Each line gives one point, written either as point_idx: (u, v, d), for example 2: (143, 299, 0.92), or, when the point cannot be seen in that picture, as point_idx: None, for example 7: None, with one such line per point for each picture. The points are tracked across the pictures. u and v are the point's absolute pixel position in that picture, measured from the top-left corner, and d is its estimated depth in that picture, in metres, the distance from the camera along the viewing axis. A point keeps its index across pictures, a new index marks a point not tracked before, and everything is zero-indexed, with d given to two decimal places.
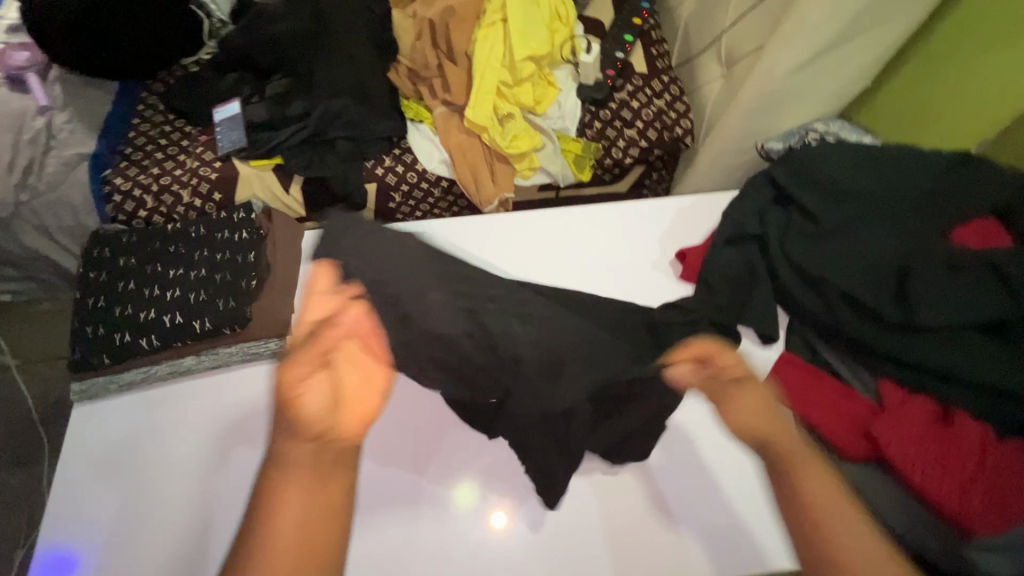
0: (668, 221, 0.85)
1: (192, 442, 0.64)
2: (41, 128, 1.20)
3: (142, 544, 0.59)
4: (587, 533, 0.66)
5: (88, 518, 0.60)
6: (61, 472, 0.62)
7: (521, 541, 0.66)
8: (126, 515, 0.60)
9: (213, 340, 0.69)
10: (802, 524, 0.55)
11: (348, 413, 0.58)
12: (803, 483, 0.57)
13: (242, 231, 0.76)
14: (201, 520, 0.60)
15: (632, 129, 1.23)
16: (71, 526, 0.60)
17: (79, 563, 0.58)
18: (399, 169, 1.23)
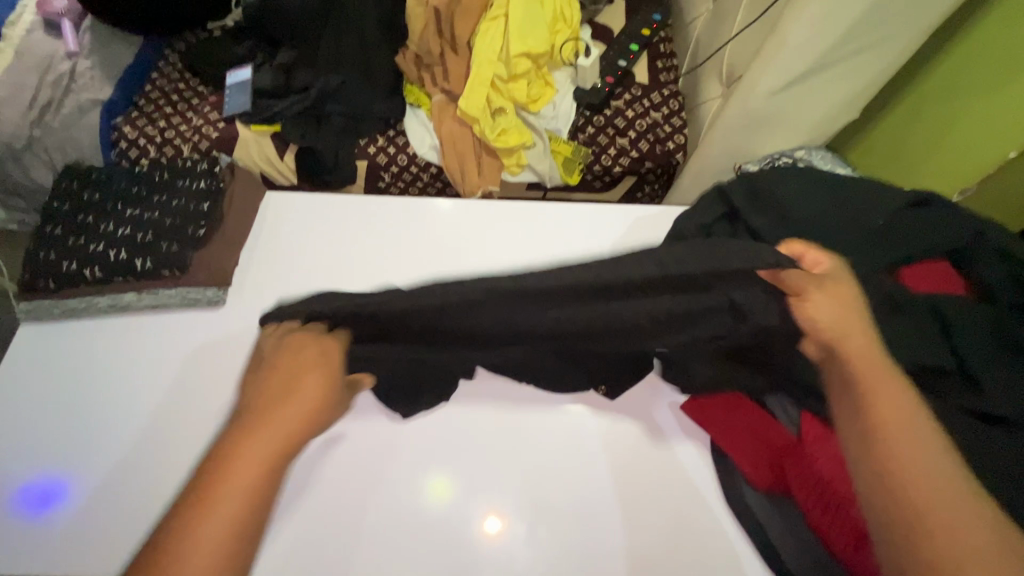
0: (624, 227, 0.84)
1: (144, 382, 0.70)
2: (66, 71, 1.29)
3: (98, 477, 0.65)
4: (573, 539, 0.67)
5: (56, 454, 0.66)
6: (19, 401, 0.70)
7: (511, 544, 0.66)
8: (83, 448, 0.67)
9: (156, 280, 0.73)
10: (867, 435, 0.49)
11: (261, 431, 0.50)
12: (874, 398, 0.50)
13: (202, 182, 0.80)
14: (148, 458, 0.66)
15: (624, 138, 1.23)
16: (38, 458, 0.66)
17: (27, 483, 0.65)
18: (391, 150, 1.27)
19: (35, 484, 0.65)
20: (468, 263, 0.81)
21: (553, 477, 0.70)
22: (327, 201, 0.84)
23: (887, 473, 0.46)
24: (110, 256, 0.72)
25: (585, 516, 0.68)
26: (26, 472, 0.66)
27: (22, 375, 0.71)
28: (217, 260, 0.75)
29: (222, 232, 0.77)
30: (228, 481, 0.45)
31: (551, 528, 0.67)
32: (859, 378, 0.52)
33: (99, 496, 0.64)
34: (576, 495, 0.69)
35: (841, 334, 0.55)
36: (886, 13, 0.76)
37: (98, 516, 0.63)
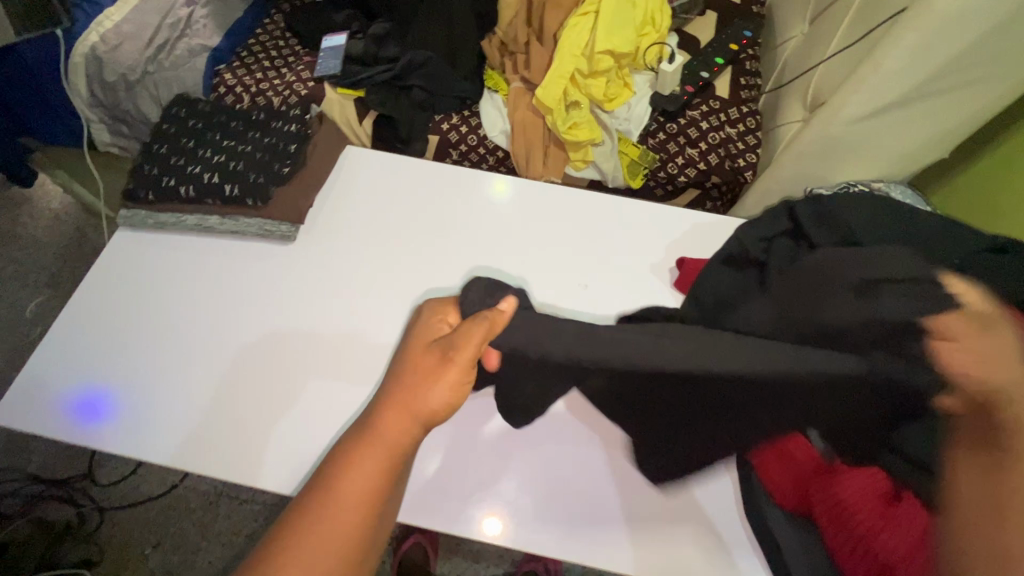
0: (681, 231, 0.84)
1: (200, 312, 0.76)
2: (184, 17, 1.40)
3: (148, 389, 0.71)
4: (585, 532, 0.68)
5: (119, 355, 0.74)
6: (95, 299, 0.78)
7: (513, 538, 0.68)
8: (139, 362, 0.73)
9: (240, 208, 0.80)
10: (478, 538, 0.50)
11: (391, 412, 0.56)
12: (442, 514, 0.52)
13: (292, 125, 0.85)
14: (208, 373, 0.72)
15: (694, 150, 1.22)
16: (96, 369, 0.73)
17: (91, 371, 0.73)
18: (463, 129, 1.31)
19: (87, 393, 0.72)
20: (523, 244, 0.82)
21: (553, 470, 0.71)
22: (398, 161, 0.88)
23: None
24: (204, 178, 0.79)
25: (583, 513, 0.69)
26: (86, 377, 0.73)
27: (104, 284, 0.78)
28: (292, 201, 0.80)
29: (303, 174, 0.83)
30: (344, 479, 0.54)
31: (550, 516, 0.69)
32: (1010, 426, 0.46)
33: (145, 408, 0.70)
34: (565, 493, 0.70)
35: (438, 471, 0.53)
36: (993, 52, 0.74)
37: (143, 426, 0.69)
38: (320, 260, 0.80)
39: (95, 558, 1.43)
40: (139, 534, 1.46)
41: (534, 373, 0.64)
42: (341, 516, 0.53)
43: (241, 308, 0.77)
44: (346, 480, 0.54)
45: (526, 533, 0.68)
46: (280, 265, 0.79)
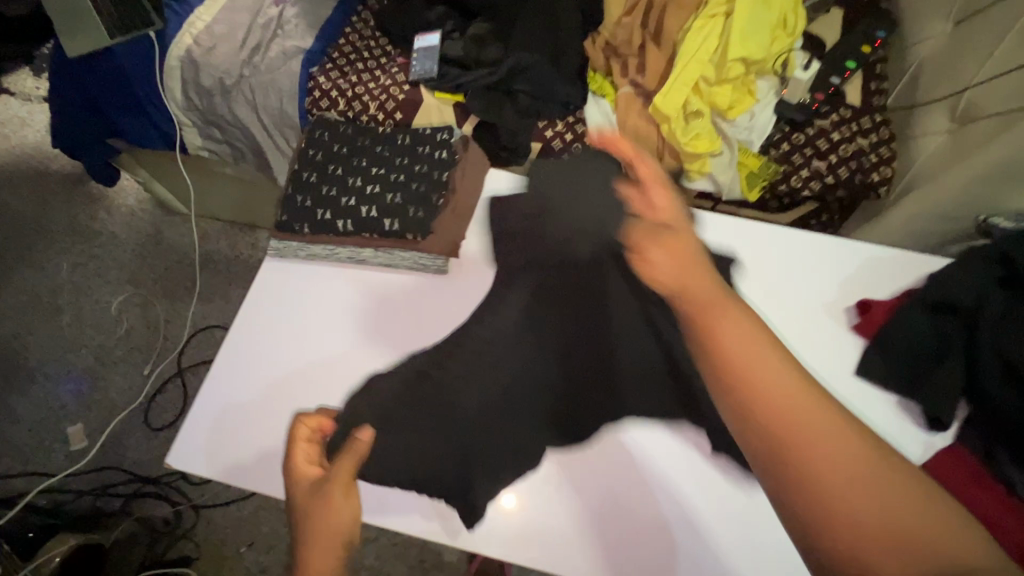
0: (856, 266, 0.79)
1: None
2: (275, 17, 1.36)
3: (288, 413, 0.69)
4: (626, 550, 0.62)
5: (265, 385, 0.71)
6: (247, 323, 0.75)
7: (527, 522, 0.63)
8: (279, 382, 0.71)
9: (399, 242, 0.78)
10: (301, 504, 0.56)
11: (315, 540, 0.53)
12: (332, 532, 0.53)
13: (441, 151, 0.82)
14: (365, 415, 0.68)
15: (822, 162, 1.15)
16: (229, 378, 0.72)
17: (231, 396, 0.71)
18: (568, 137, 1.26)
19: (213, 399, 0.71)
20: None
21: (644, 497, 0.64)
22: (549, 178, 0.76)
23: None
24: (362, 212, 0.77)
25: (644, 550, 0.62)
26: (220, 377, 0.72)
27: (261, 310, 0.75)
28: (449, 233, 0.78)
29: (458, 205, 0.81)
30: None
31: (600, 552, 0.62)
32: (735, 366, 0.47)
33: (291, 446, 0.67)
34: (636, 527, 0.63)
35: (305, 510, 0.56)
36: None
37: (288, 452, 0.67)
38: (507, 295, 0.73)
39: (192, 556, 1.45)
40: (231, 533, 1.47)
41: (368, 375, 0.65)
42: None
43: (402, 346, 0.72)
44: (314, 522, 0.54)
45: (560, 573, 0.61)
46: (448, 298, 0.74)
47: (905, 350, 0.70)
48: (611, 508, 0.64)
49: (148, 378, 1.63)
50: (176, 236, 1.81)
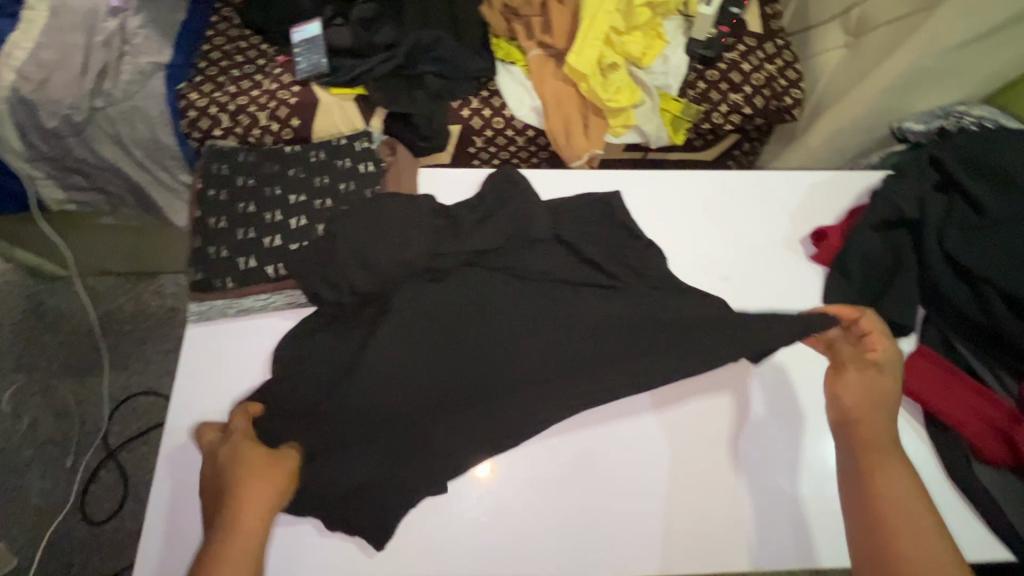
0: (802, 196, 0.80)
1: (304, 402, 0.64)
2: (116, 31, 1.11)
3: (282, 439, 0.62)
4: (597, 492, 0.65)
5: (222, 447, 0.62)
6: (184, 380, 0.64)
7: (502, 488, 0.64)
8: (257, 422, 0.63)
9: (336, 285, 0.64)
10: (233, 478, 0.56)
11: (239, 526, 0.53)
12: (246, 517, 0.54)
13: (364, 162, 0.71)
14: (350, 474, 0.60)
15: (738, 94, 1.16)
16: (201, 428, 0.63)
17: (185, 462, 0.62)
18: (487, 112, 1.19)
19: (187, 454, 0.62)
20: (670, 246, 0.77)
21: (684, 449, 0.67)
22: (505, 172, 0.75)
23: None
24: (288, 248, 0.66)
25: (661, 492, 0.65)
26: (186, 430, 0.63)
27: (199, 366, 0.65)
28: (383, 256, 0.64)
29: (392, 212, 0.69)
30: None
31: (560, 509, 0.64)
32: (894, 514, 0.55)
33: (302, 471, 0.60)
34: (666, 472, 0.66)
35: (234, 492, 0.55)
36: None
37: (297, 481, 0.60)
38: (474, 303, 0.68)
39: None
40: None
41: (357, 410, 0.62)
42: None
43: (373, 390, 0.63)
44: (241, 492, 0.55)
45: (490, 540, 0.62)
46: (410, 325, 0.65)
47: (866, 270, 0.72)
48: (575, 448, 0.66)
49: (72, 470, 1.41)
50: (61, 302, 1.54)
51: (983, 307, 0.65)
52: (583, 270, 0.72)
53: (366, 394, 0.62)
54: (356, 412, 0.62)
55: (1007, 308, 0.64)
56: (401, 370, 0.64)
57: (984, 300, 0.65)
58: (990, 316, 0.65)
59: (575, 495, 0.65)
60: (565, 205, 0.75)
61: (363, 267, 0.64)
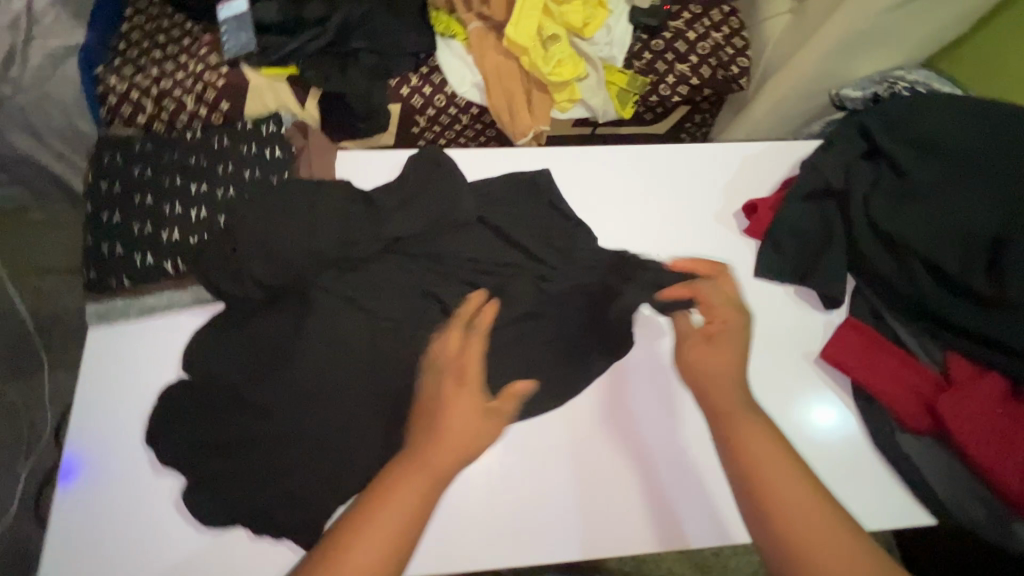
0: (734, 168, 0.78)
1: (210, 407, 0.60)
2: (22, 12, 1.03)
3: (188, 444, 0.58)
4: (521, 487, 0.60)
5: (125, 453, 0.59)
6: (88, 383, 0.61)
7: (498, 474, 0.60)
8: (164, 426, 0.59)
9: (243, 278, 0.61)
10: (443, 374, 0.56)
11: (445, 441, 0.50)
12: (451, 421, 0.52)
13: (273, 147, 0.67)
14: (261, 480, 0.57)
15: (685, 65, 1.13)
16: (101, 431, 0.60)
17: (87, 471, 0.58)
18: (427, 90, 1.14)
19: (89, 458, 0.58)
20: (603, 224, 0.75)
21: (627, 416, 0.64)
22: (429, 152, 0.71)
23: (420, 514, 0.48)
24: (189, 241, 0.63)
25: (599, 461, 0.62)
26: (86, 436, 0.59)
27: (100, 370, 0.61)
28: (297, 244, 0.62)
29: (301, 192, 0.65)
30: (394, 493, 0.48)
31: (495, 496, 0.60)
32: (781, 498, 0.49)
33: (213, 477, 0.57)
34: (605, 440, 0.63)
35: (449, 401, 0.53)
36: None
37: (207, 486, 0.57)
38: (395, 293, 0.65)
39: None
40: None
41: (271, 410, 0.59)
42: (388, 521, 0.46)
43: (288, 388, 0.60)
44: (441, 408, 0.53)
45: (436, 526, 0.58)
46: (331, 317, 0.62)
47: (794, 241, 0.71)
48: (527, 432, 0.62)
49: None
50: None
51: (907, 276, 0.65)
52: (514, 253, 0.69)
53: (280, 391, 0.60)
54: (270, 410, 0.59)
55: (927, 273, 0.64)
56: (317, 366, 0.61)
57: (908, 268, 0.65)
58: (913, 283, 0.65)
59: (515, 483, 0.60)
60: (492, 185, 0.72)
61: (273, 260, 0.61)
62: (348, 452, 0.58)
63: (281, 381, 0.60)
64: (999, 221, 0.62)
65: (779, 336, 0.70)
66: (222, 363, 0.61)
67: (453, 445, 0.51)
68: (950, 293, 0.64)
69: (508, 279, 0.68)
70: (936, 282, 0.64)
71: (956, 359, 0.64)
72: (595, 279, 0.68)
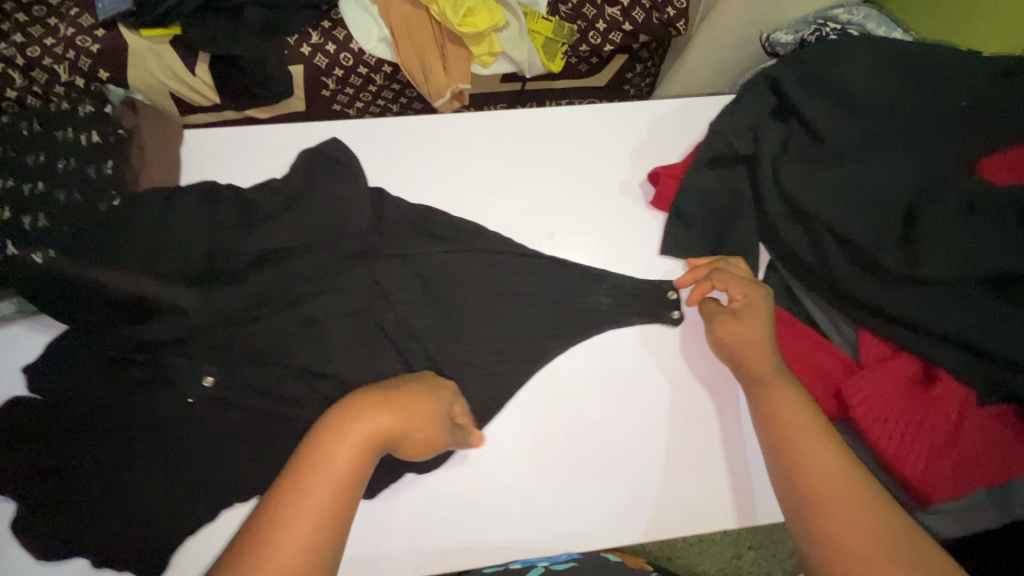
0: (642, 131, 0.70)
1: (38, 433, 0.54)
2: None
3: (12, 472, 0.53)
4: (579, 490, 0.58)
5: None
6: None
7: (598, 474, 0.59)
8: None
9: (55, 285, 0.54)
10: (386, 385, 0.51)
11: (400, 413, 0.48)
12: (375, 420, 0.47)
13: (91, 133, 0.58)
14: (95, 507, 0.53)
15: (615, 8, 1.02)
16: None
17: None
18: (330, 48, 1.02)
19: None
20: (496, 200, 0.67)
21: (674, 407, 0.61)
22: (330, 149, 0.64)
23: (285, 513, 0.40)
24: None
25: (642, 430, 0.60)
26: None
27: None
28: (135, 240, 0.56)
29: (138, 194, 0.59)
30: (296, 504, 0.41)
31: (560, 502, 0.58)
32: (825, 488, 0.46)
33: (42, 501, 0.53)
34: (639, 441, 0.60)
35: (379, 406, 0.48)
36: None
37: (41, 517, 0.53)
38: (253, 290, 0.59)
39: None
40: None
41: (116, 428, 0.55)
42: (296, 533, 0.40)
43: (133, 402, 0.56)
44: (374, 389, 0.51)
45: (455, 505, 0.58)
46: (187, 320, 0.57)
47: (706, 215, 0.64)
48: (579, 441, 0.60)
49: None
50: None
51: (817, 250, 0.59)
52: (402, 237, 0.64)
53: (132, 407, 0.55)
54: (125, 430, 0.55)
55: (836, 248, 0.59)
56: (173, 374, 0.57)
57: (818, 242, 0.59)
58: (823, 258, 0.59)
59: (575, 486, 0.59)
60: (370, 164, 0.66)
61: (108, 261, 0.55)
62: (212, 463, 0.55)
63: (131, 385, 0.56)
64: (909, 187, 0.57)
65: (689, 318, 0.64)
66: (51, 384, 0.55)
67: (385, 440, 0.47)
68: (863, 271, 0.58)
69: (393, 268, 0.63)
70: (846, 257, 0.58)
71: (866, 337, 0.59)
72: (484, 264, 0.64)
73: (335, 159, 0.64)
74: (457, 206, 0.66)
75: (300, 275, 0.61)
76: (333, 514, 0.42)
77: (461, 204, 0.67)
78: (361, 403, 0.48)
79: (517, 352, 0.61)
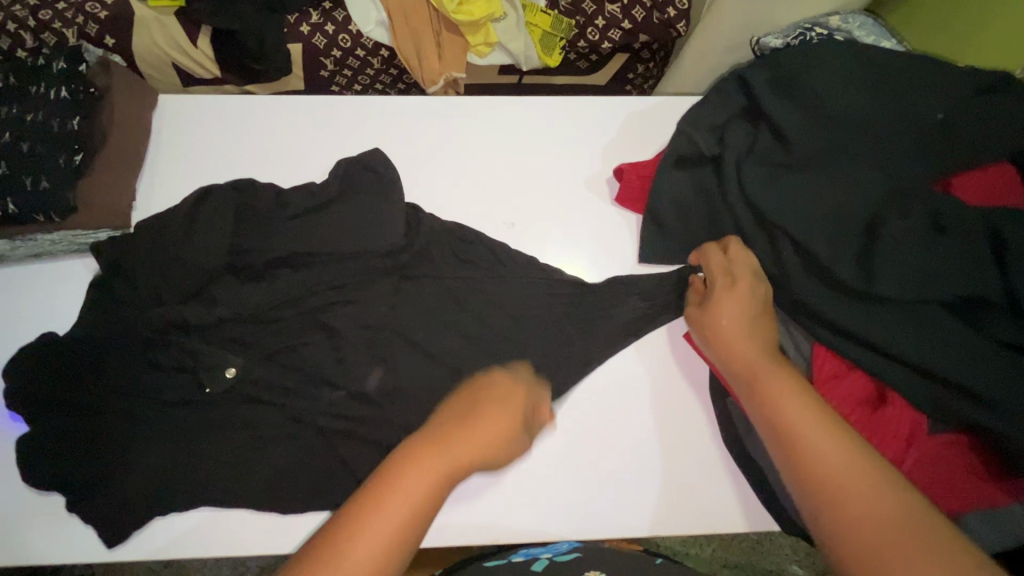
0: (614, 127, 0.69)
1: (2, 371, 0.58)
2: None
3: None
4: (591, 487, 0.57)
5: None
6: None
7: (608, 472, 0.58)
8: None
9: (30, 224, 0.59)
10: (472, 395, 0.52)
11: (483, 424, 0.48)
12: (472, 431, 0.48)
13: (62, 89, 0.60)
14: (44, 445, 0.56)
15: (615, 5, 1.01)
16: None
17: None
18: (329, 29, 1.02)
19: None
20: (462, 186, 0.67)
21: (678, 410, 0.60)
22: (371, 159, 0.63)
23: (382, 500, 0.42)
24: None
25: (667, 436, 0.59)
26: None
27: None
28: None
29: (105, 153, 0.62)
30: (393, 493, 0.42)
31: (565, 502, 0.56)
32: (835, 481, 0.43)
33: None
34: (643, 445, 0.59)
35: (469, 418, 0.49)
36: None
37: None
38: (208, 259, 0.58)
39: None
40: None
41: (62, 379, 0.56)
42: (392, 519, 0.41)
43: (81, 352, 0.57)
44: (469, 402, 0.51)
45: (460, 501, 0.56)
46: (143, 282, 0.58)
47: (675, 217, 0.62)
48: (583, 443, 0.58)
49: None
50: None
51: (776, 259, 0.57)
52: (355, 219, 0.61)
53: (88, 361, 0.57)
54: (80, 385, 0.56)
55: (796, 258, 0.57)
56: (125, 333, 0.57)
57: (778, 250, 0.57)
58: (782, 268, 0.57)
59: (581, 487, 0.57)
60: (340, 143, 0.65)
61: None
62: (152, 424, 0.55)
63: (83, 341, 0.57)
64: (876, 199, 0.55)
65: (641, 321, 0.61)
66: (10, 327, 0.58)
67: (477, 449, 0.47)
68: (822, 284, 0.56)
69: (346, 245, 0.61)
70: (804, 268, 0.56)
71: (821, 351, 0.57)
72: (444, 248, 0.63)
73: (372, 170, 0.63)
74: (422, 189, 0.66)
75: (259, 247, 0.61)
76: (424, 508, 0.42)
77: (426, 188, 0.66)
78: (454, 417, 0.49)
79: (469, 341, 0.60)
